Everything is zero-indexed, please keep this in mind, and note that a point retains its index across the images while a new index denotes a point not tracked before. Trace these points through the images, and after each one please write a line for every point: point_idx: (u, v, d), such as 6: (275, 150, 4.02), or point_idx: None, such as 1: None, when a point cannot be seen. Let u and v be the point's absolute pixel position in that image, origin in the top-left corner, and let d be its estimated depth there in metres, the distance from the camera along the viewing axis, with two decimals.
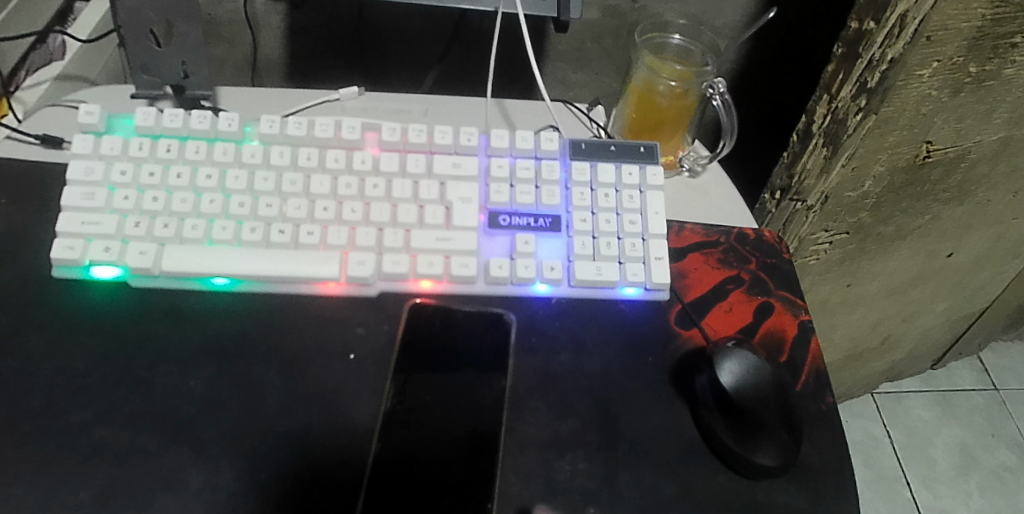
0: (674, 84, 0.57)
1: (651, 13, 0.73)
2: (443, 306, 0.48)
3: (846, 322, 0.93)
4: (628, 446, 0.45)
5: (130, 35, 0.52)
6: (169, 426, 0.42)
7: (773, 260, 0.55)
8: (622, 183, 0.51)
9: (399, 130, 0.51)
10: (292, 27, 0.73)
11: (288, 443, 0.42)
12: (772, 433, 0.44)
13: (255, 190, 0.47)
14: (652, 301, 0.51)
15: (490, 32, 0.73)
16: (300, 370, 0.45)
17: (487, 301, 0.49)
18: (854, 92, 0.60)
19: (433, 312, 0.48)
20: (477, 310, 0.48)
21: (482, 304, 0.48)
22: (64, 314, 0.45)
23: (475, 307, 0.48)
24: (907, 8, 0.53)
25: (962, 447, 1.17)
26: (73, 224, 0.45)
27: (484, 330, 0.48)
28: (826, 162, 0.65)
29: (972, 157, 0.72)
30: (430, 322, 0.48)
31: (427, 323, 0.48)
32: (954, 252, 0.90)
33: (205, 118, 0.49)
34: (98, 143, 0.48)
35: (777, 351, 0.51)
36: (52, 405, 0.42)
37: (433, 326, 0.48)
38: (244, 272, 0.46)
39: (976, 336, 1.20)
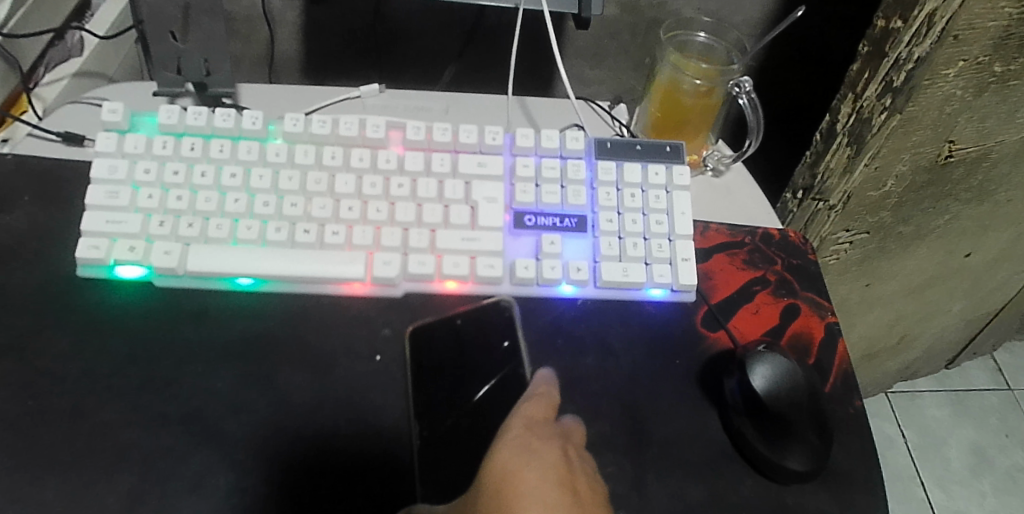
0: (699, 82, 0.57)
1: (670, 10, 0.72)
2: (439, 322, 0.47)
3: (863, 322, 0.92)
4: (656, 449, 0.44)
5: (152, 32, 0.52)
6: (196, 428, 0.42)
7: (799, 261, 0.55)
8: (648, 183, 0.51)
9: (423, 128, 0.50)
10: (309, 23, 0.72)
11: (315, 445, 0.42)
12: (803, 438, 0.43)
13: (280, 189, 0.47)
14: (678, 302, 0.50)
15: (508, 28, 0.72)
16: (327, 372, 0.45)
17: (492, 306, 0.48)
18: (879, 91, 0.59)
19: (434, 326, 0.47)
20: (479, 313, 0.47)
21: (478, 309, 0.47)
22: (88, 314, 0.45)
23: (466, 318, 0.47)
24: (935, 7, 0.52)
25: (976, 446, 1.17)
26: (97, 223, 0.45)
27: (491, 337, 0.46)
28: (849, 161, 0.64)
29: (993, 156, 0.72)
30: (430, 337, 0.46)
31: (432, 343, 0.46)
32: (973, 252, 0.89)
33: (229, 116, 0.48)
34: (122, 142, 0.47)
35: (804, 354, 0.50)
36: (77, 405, 0.42)
37: (435, 346, 0.46)
38: (269, 272, 0.46)
39: (991, 335, 1.19)
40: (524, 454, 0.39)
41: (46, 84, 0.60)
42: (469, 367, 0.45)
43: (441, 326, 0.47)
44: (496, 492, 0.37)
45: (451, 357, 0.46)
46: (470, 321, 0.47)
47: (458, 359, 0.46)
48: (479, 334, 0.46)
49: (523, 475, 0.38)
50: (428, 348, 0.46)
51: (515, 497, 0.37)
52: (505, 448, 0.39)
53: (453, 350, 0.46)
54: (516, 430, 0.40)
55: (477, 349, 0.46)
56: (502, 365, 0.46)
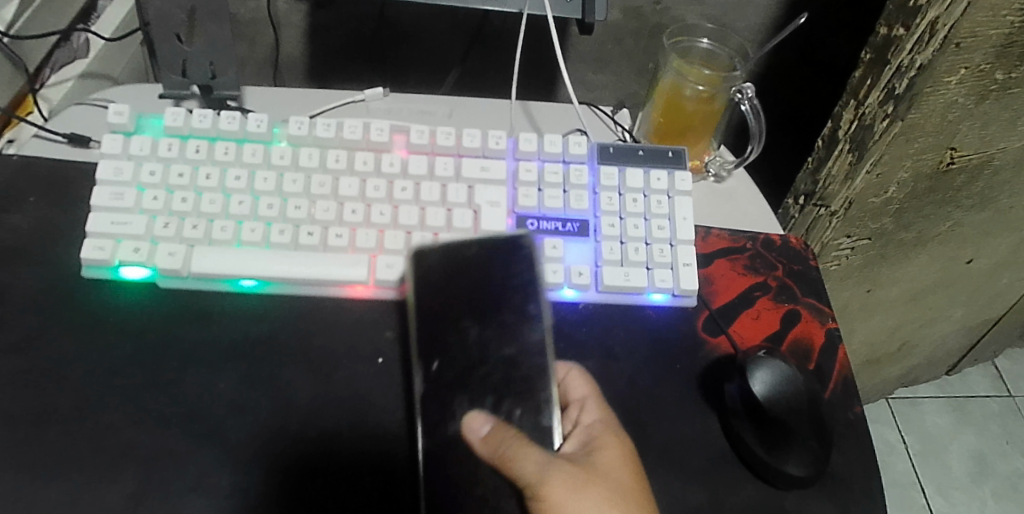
0: (701, 88, 0.57)
1: (673, 16, 0.72)
2: (450, 250, 0.43)
3: (865, 327, 0.92)
4: (656, 454, 0.45)
5: (156, 34, 0.52)
6: (200, 429, 0.42)
7: (800, 267, 0.55)
8: (650, 188, 0.51)
9: (427, 132, 0.50)
10: (313, 26, 0.73)
11: (317, 446, 0.42)
12: (803, 444, 0.43)
13: (284, 192, 0.47)
14: (679, 307, 0.50)
15: (512, 32, 0.72)
16: (329, 374, 0.45)
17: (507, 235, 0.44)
18: (881, 99, 0.59)
19: (440, 253, 0.43)
20: (494, 241, 0.43)
21: (488, 235, 0.43)
22: (93, 314, 0.45)
23: (480, 246, 0.43)
24: (938, 14, 0.53)
25: (977, 453, 1.16)
26: (102, 224, 0.45)
27: (508, 269, 0.42)
28: (851, 168, 0.64)
29: (995, 163, 0.72)
30: (435, 264, 0.43)
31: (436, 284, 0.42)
32: (974, 258, 0.89)
33: (234, 119, 0.49)
34: (128, 143, 0.48)
35: (804, 359, 0.50)
36: (82, 405, 0.42)
37: (446, 276, 0.42)
38: (273, 274, 0.46)
39: (992, 342, 1.19)
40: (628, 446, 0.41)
41: (52, 85, 0.60)
42: (487, 301, 0.42)
43: (450, 252, 0.43)
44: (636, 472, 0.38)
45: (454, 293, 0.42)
46: (483, 248, 0.43)
47: (475, 293, 0.42)
48: (492, 261, 0.42)
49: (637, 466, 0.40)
50: (434, 282, 0.42)
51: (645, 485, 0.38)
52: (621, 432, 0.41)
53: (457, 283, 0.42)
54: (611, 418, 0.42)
55: (492, 280, 0.42)
56: (518, 300, 0.42)
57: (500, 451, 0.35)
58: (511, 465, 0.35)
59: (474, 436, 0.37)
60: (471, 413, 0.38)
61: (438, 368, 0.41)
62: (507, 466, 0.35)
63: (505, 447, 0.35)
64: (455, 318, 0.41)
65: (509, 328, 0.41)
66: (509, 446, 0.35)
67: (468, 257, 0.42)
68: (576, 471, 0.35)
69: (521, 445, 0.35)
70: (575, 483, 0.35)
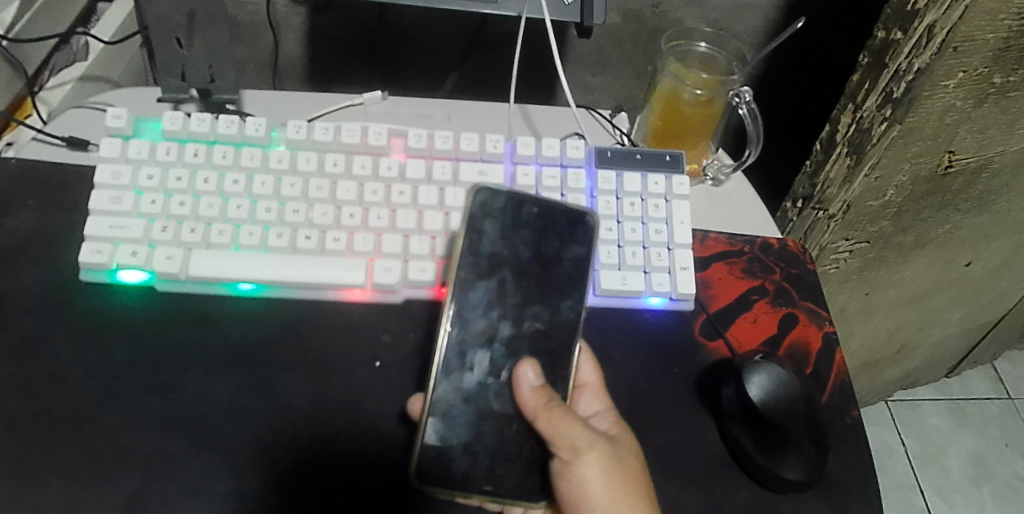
0: (699, 92, 0.57)
1: (672, 19, 0.72)
2: (514, 201, 0.46)
3: (863, 330, 0.92)
4: (653, 458, 0.45)
5: (156, 37, 0.53)
6: (196, 432, 0.42)
7: (797, 270, 0.55)
8: (647, 192, 0.51)
9: (425, 136, 0.50)
10: (313, 29, 0.73)
11: (314, 450, 0.43)
12: (799, 447, 0.43)
13: (282, 196, 0.47)
14: (677, 311, 0.51)
15: (511, 36, 0.72)
16: (326, 378, 0.45)
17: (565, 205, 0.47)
18: (879, 102, 0.59)
19: (500, 202, 0.45)
20: (558, 207, 0.46)
21: (554, 202, 0.46)
22: (91, 317, 0.45)
23: (538, 209, 0.46)
24: (935, 18, 0.53)
25: (976, 455, 1.16)
26: (100, 228, 0.45)
27: (563, 238, 0.46)
28: (849, 171, 0.64)
29: (993, 166, 0.72)
30: (495, 212, 0.45)
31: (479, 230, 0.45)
32: (973, 261, 0.89)
33: (232, 123, 0.49)
34: (125, 147, 0.48)
35: (801, 363, 0.50)
36: (79, 409, 0.42)
37: (502, 227, 0.45)
38: (270, 278, 0.46)
39: (992, 344, 1.19)
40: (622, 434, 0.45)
41: (51, 88, 0.60)
42: (536, 266, 0.45)
43: (513, 205, 0.46)
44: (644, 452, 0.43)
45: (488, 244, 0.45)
46: (544, 214, 0.46)
47: (524, 254, 0.45)
48: (549, 226, 0.46)
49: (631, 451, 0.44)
50: (484, 232, 0.45)
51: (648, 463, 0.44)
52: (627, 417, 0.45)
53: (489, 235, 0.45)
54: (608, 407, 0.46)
55: (544, 245, 0.46)
56: (562, 273, 0.46)
57: (544, 416, 0.41)
58: (552, 432, 0.40)
59: (522, 393, 0.42)
60: (525, 361, 0.43)
61: (461, 315, 0.44)
62: (549, 432, 0.40)
63: (550, 414, 0.41)
64: (498, 271, 0.45)
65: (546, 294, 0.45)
66: (555, 415, 0.41)
67: (529, 217, 0.46)
68: (608, 448, 0.41)
69: (564, 417, 0.41)
70: (604, 463, 0.40)
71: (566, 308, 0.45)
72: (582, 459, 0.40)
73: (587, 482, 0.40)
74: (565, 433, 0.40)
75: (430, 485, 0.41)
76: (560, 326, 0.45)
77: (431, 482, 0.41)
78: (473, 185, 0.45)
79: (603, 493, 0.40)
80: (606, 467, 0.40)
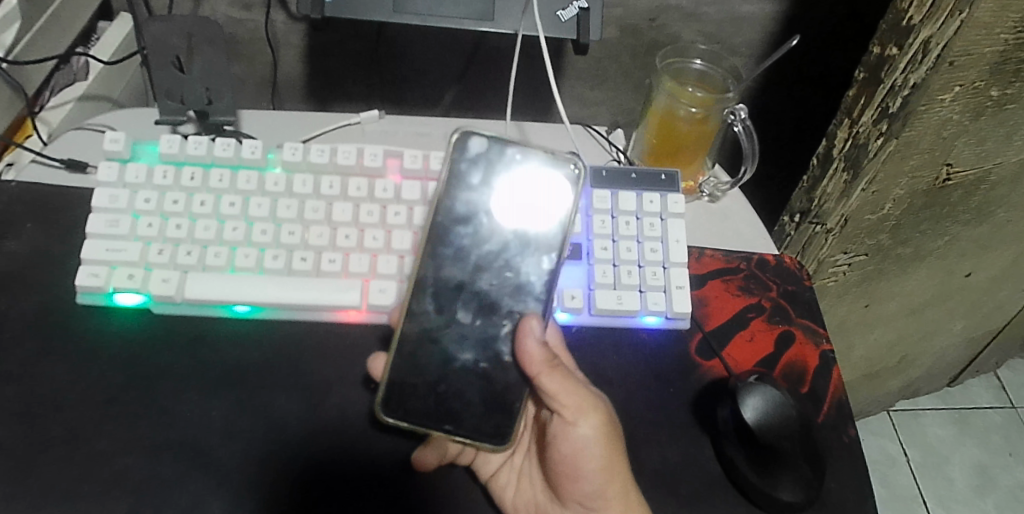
0: (695, 110, 0.57)
1: (669, 33, 0.72)
2: (498, 146, 0.46)
3: (864, 342, 0.92)
4: (649, 478, 0.45)
5: (155, 60, 0.53)
6: (191, 456, 0.42)
7: (794, 287, 0.55)
8: (643, 211, 0.51)
9: (421, 156, 0.51)
10: (311, 46, 0.73)
11: (308, 473, 0.43)
12: (794, 470, 0.44)
13: (278, 218, 0.48)
14: (673, 330, 0.50)
15: (509, 50, 0.72)
16: (321, 400, 0.45)
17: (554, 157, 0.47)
18: (875, 116, 0.59)
19: (483, 146, 0.46)
20: (544, 156, 0.46)
21: (541, 152, 0.46)
22: (88, 340, 0.45)
23: (522, 157, 0.46)
24: (930, 34, 0.53)
25: (980, 466, 1.16)
26: (97, 251, 0.46)
27: (545, 189, 0.46)
28: (846, 186, 0.64)
29: (992, 178, 0.72)
30: (477, 157, 0.46)
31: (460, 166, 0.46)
32: (973, 272, 0.89)
33: (229, 146, 0.49)
34: (123, 171, 0.48)
35: (798, 382, 0.50)
36: (77, 433, 0.42)
37: (484, 172, 0.46)
38: (266, 300, 0.46)
39: (994, 353, 1.19)
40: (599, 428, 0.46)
41: (51, 107, 0.61)
42: (515, 214, 0.46)
43: (498, 151, 0.46)
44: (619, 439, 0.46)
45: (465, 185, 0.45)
46: (529, 162, 0.46)
47: (504, 199, 0.46)
48: (532, 175, 0.46)
49: None
50: (465, 178, 0.46)
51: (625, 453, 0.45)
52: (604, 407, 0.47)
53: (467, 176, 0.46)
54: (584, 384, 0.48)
55: (525, 194, 0.46)
56: (544, 224, 0.46)
57: (550, 378, 0.42)
58: (555, 394, 0.43)
59: (524, 348, 0.43)
60: (528, 315, 0.44)
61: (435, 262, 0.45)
62: (552, 393, 0.43)
63: (555, 377, 0.42)
64: (476, 217, 0.45)
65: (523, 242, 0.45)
66: (560, 379, 0.43)
67: (513, 164, 0.46)
68: (604, 408, 0.44)
69: (568, 382, 0.43)
70: (600, 423, 0.43)
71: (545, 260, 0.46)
72: (581, 420, 0.43)
73: (581, 437, 0.44)
74: (568, 395, 0.43)
75: (392, 417, 0.43)
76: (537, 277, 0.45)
77: (394, 415, 0.43)
78: (461, 128, 0.45)
79: (597, 450, 0.43)
80: (602, 427, 0.43)
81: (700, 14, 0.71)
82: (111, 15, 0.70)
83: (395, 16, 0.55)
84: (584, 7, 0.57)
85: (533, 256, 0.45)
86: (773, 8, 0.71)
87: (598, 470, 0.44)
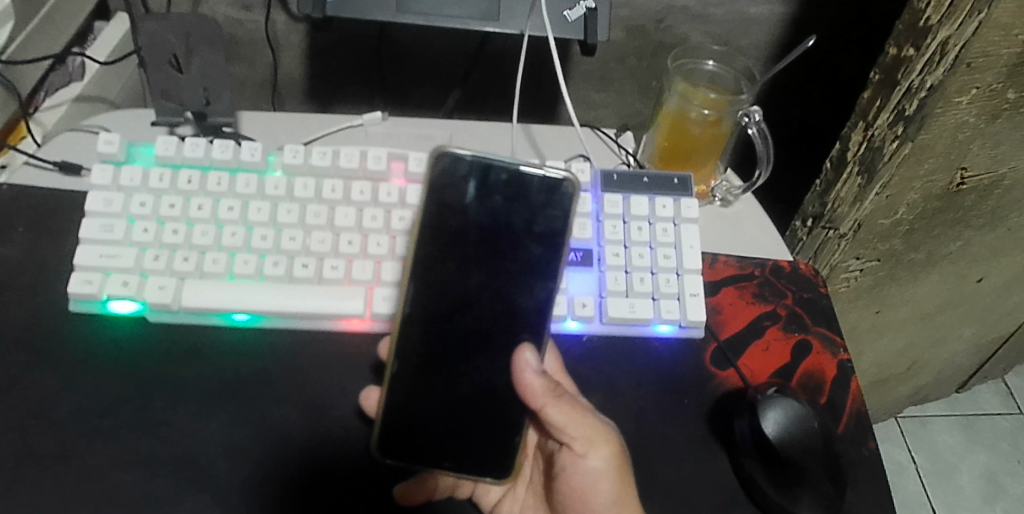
0: (707, 113, 0.55)
1: (677, 34, 0.71)
2: (480, 166, 0.41)
3: (874, 348, 0.90)
4: (664, 494, 0.43)
5: (151, 60, 0.52)
6: (188, 472, 0.41)
7: (809, 294, 0.53)
8: (656, 216, 0.50)
9: (426, 159, 0.49)
10: (312, 47, 0.71)
11: (309, 489, 0.41)
12: (816, 486, 0.42)
13: (278, 223, 0.46)
14: (687, 338, 0.49)
15: (515, 52, 0.71)
16: (323, 412, 0.44)
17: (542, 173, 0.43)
18: (891, 119, 0.57)
19: (466, 167, 0.41)
20: (531, 174, 0.42)
21: (526, 168, 0.42)
22: (81, 350, 0.44)
23: (509, 176, 0.42)
24: (949, 34, 0.51)
25: (989, 473, 1.14)
26: (91, 257, 0.44)
27: (535, 211, 0.42)
28: (860, 191, 0.62)
29: (1006, 183, 0.70)
30: (460, 179, 0.41)
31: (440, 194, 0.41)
32: (985, 277, 0.87)
33: (227, 148, 0.48)
34: (117, 174, 0.47)
35: (816, 393, 0.49)
36: (68, 448, 0.41)
37: (467, 196, 0.41)
38: (265, 308, 0.45)
39: (1003, 359, 1.17)
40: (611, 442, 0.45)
41: (46, 108, 0.59)
42: (503, 240, 0.42)
43: (481, 172, 0.42)
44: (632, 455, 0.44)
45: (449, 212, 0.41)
46: (515, 182, 0.42)
47: (489, 225, 0.42)
48: (519, 197, 0.42)
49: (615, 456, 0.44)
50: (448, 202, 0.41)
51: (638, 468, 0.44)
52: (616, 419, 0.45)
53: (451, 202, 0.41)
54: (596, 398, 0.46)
55: (514, 218, 0.42)
56: (536, 247, 0.42)
57: (555, 408, 0.41)
58: (563, 424, 0.41)
59: (524, 381, 0.41)
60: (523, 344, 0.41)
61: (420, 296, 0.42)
62: (559, 424, 0.41)
63: (561, 408, 0.41)
64: (462, 246, 0.42)
65: (515, 270, 0.42)
66: (567, 409, 0.41)
67: (497, 185, 0.42)
68: (616, 438, 0.42)
69: (576, 412, 0.41)
70: (612, 456, 0.42)
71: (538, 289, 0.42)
72: (591, 451, 0.42)
73: (593, 466, 0.43)
74: (575, 426, 0.41)
75: (392, 458, 0.42)
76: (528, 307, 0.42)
77: (393, 455, 0.42)
78: (438, 147, 0.41)
79: (609, 483, 0.42)
80: (613, 459, 0.42)
81: (708, 15, 0.69)
82: (108, 15, 0.68)
83: (397, 16, 0.54)
84: (592, 7, 0.55)
85: (525, 284, 0.42)
86: (783, 10, 0.70)
87: (611, 504, 0.42)
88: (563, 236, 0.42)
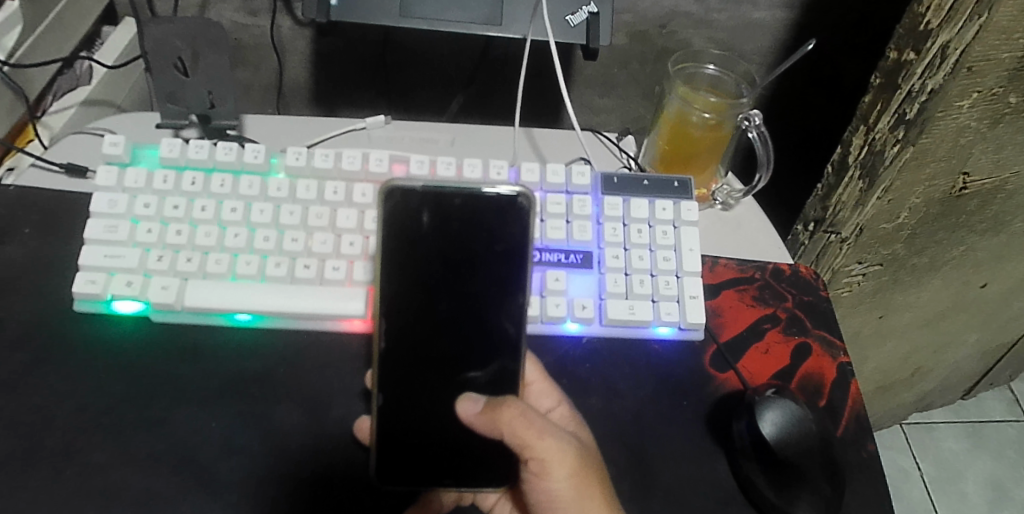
0: (707, 116, 0.56)
1: (680, 39, 0.71)
2: (433, 193, 0.40)
3: (878, 354, 0.90)
4: (663, 495, 0.43)
5: (156, 63, 0.53)
6: (189, 470, 0.41)
7: (810, 297, 0.53)
8: (656, 218, 0.50)
9: (426, 162, 0.50)
10: (318, 52, 0.72)
11: (309, 489, 0.41)
12: (814, 486, 0.42)
13: (280, 224, 0.47)
14: (686, 340, 0.49)
15: (518, 56, 0.71)
16: (323, 411, 0.44)
17: (495, 194, 0.40)
18: (892, 123, 0.57)
19: (419, 197, 0.40)
20: (485, 194, 0.40)
21: (481, 190, 0.40)
22: (84, 348, 0.44)
23: (462, 200, 0.40)
24: (949, 38, 0.51)
25: (994, 480, 1.13)
26: (96, 257, 0.45)
27: (493, 232, 0.40)
28: (861, 194, 0.62)
29: (1009, 188, 0.70)
30: (413, 209, 0.40)
31: (394, 228, 0.40)
32: (989, 283, 0.87)
33: (231, 150, 0.48)
34: (122, 175, 0.47)
35: (815, 396, 0.49)
36: (72, 445, 0.41)
37: (424, 225, 0.40)
38: (266, 308, 0.45)
39: (1009, 366, 1.17)
40: (611, 442, 0.45)
41: (54, 112, 0.59)
42: (464, 263, 0.41)
43: (433, 198, 0.40)
44: (631, 456, 0.44)
45: (410, 246, 0.40)
46: (470, 204, 0.40)
47: (451, 252, 0.40)
48: (477, 220, 0.40)
49: (612, 459, 0.44)
50: (414, 228, 0.40)
51: (636, 470, 0.44)
52: (616, 422, 0.46)
53: (405, 232, 0.40)
54: (597, 401, 0.46)
55: (478, 241, 0.41)
56: (499, 266, 0.41)
57: (509, 428, 0.39)
58: (519, 443, 0.39)
59: (471, 416, 0.40)
60: (464, 395, 0.41)
61: (399, 317, 0.41)
62: (514, 443, 0.39)
63: (515, 427, 0.39)
64: (430, 271, 0.41)
65: (491, 287, 0.41)
66: (521, 428, 0.38)
67: (452, 211, 0.40)
68: (575, 453, 0.40)
69: (532, 432, 0.38)
70: (572, 472, 0.39)
71: (519, 307, 0.42)
72: (553, 472, 0.39)
73: (552, 486, 0.40)
74: (538, 445, 0.39)
75: (393, 485, 0.42)
76: (514, 325, 0.42)
77: (392, 482, 0.42)
78: (385, 183, 0.39)
79: (571, 504, 0.40)
80: (574, 480, 0.39)
81: (711, 20, 0.70)
82: (116, 19, 0.69)
83: (401, 21, 0.54)
84: (594, 12, 0.55)
85: (503, 305, 0.42)
86: (786, 15, 0.70)
87: None
88: (525, 252, 0.41)
